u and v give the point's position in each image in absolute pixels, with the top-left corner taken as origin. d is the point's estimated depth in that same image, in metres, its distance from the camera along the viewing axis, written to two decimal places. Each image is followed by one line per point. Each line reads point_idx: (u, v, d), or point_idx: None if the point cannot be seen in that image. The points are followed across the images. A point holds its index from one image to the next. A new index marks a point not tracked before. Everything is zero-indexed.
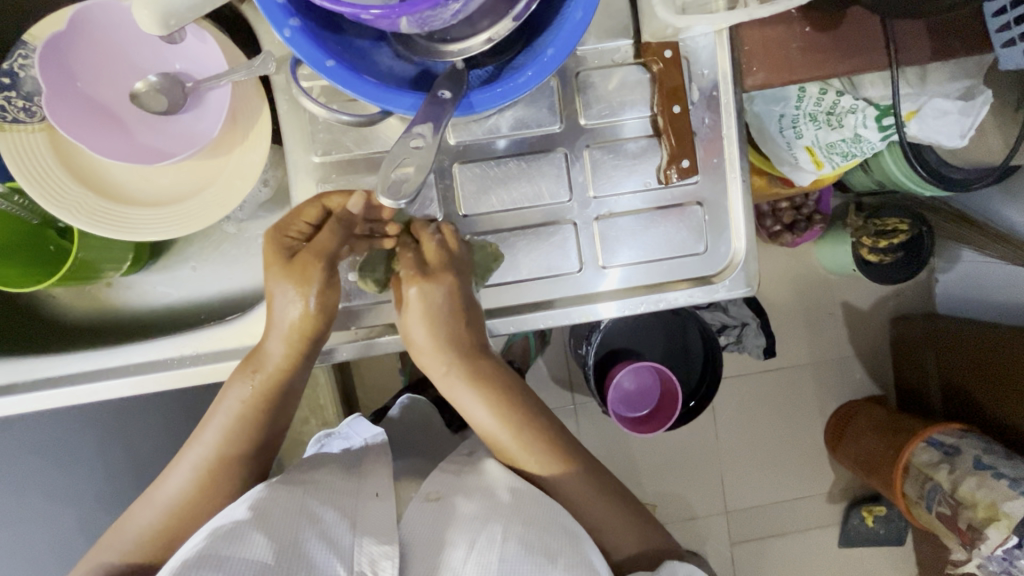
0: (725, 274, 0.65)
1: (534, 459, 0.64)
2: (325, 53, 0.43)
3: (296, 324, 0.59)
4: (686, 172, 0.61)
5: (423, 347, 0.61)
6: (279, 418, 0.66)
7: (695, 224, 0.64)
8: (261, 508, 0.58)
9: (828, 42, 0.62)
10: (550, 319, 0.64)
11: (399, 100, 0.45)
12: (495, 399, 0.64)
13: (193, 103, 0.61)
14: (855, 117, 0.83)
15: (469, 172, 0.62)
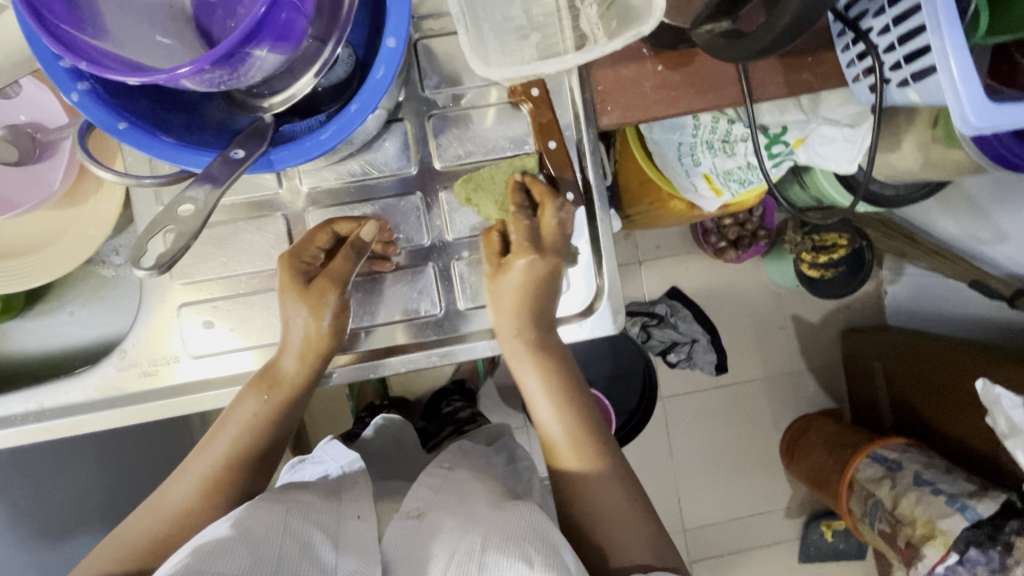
0: (588, 312, 0.65)
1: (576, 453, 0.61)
2: (117, 117, 0.43)
3: (305, 345, 0.58)
4: (572, 205, 0.63)
5: (509, 323, 0.61)
6: (284, 435, 0.64)
7: (556, 264, 0.64)
8: (245, 522, 0.55)
9: (682, 79, 0.62)
10: (410, 363, 0.63)
11: (199, 160, 0.44)
12: (559, 375, 0.63)
13: (48, 152, 0.60)
14: (745, 144, 0.85)
15: (325, 217, 0.61)
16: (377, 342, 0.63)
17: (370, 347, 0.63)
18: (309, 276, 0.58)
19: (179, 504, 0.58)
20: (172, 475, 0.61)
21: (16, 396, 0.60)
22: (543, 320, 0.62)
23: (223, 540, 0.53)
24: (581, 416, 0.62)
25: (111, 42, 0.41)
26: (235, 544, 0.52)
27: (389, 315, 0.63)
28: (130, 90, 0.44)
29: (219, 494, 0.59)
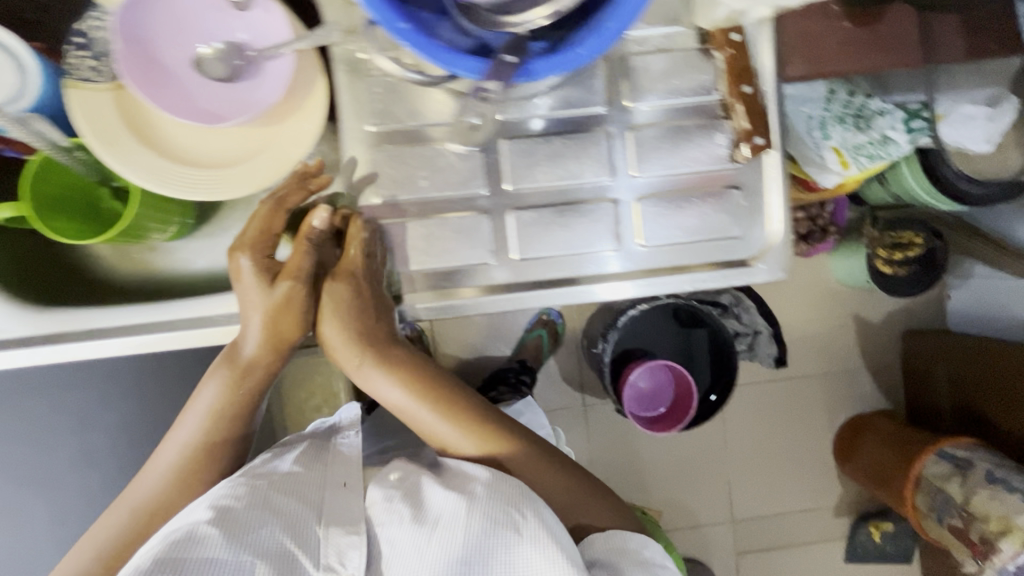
0: (762, 257, 0.66)
1: (461, 431, 0.72)
2: (398, 16, 0.45)
3: (342, 333, 0.70)
4: (759, 149, 0.62)
5: (334, 334, 0.70)
6: (256, 410, 0.74)
7: (732, 208, 0.64)
8: (222, 505, 0.63)
9: (868, 37, 0.64)
10: (586, 294, 0.65)
11: (463, 63, 0.46)
12: (393, 367, 0.72)
13: (251, 73, 0.62)
14: (884, 118, 0.87)
15: (516, 148, 0.63)
16: (549, 271, 0.64)
17: (546, 276, 0.64)
18: (259, 263, 0.66)
19: (168, 471, 0.70)
20: (142, 467, 0.72)
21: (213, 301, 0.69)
22: (346, 304, 0.68)
23: (198, 524, 0.61)
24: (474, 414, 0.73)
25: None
26: (209, 528, 0.60)
27: (565, 248, 0.64)
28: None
29: (200, 462, 0.71)
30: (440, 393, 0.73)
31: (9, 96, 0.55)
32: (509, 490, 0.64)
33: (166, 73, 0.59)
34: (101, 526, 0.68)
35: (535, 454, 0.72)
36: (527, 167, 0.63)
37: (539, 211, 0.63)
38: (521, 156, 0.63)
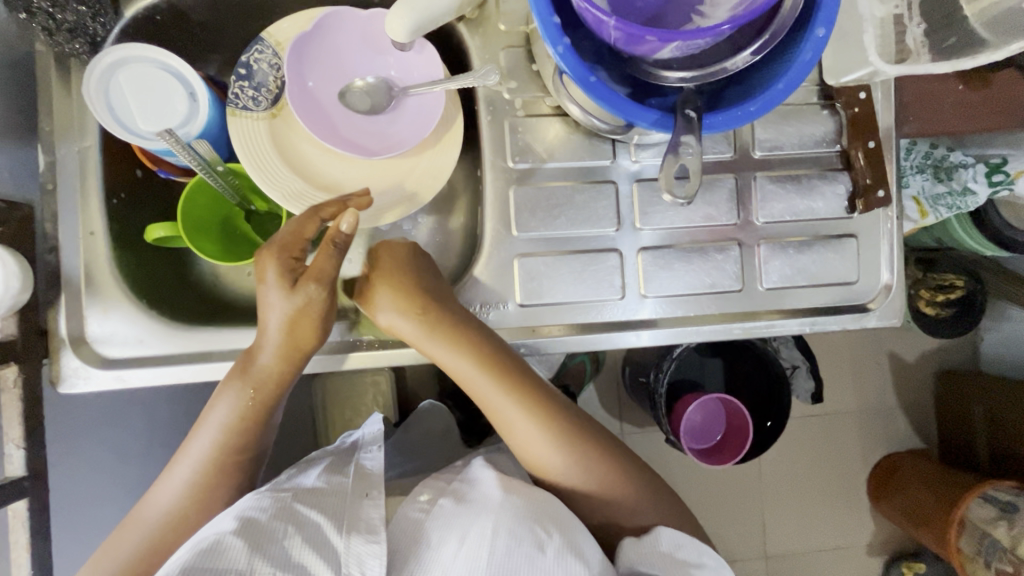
0: (878, 302, 0.67)
1: (525, 428, 0.64)
2: (589, 70, 0.48)
3: (419, 324, 0.62)
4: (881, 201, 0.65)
5: (415, 331, 0.63)
6: (269, 432, 0.65)
7: (850, 255, 0.67)
8: (247, 517, 0.55)
9: (981, 97, 0.66)
10: (707, 333, 0.67)
11: (642, 115, 0.49)
12: (459, 343, 0.62)
13: (393, 108, 0.65)
14: (966, 171, 0.89)
15: (647, 191, 0.65)
16: (673, 309, 0.66)
17: (670, 315, 0.66)
18: (283, 268, 0.59)
19: (187, 488, 0.61)
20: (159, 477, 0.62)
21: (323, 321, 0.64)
22: (434, 301, 0.63)
23: (223, 535, 0.53)
24: (523, 407, 0.64)
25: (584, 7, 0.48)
26: (232, 538, 0.53)
27: (690, 287, 0.66)
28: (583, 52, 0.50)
29: (218, 481, 0.61)
30: (515, 381, 0.63)
31: (182, 120, 0.57)
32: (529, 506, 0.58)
33: (321, 105, 0.63)
34: (114, 547, 0.59)
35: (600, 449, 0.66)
36: (655, 207, 0.65)
37: (664, 250, 0.65)
38: (650, 198, 0.65)
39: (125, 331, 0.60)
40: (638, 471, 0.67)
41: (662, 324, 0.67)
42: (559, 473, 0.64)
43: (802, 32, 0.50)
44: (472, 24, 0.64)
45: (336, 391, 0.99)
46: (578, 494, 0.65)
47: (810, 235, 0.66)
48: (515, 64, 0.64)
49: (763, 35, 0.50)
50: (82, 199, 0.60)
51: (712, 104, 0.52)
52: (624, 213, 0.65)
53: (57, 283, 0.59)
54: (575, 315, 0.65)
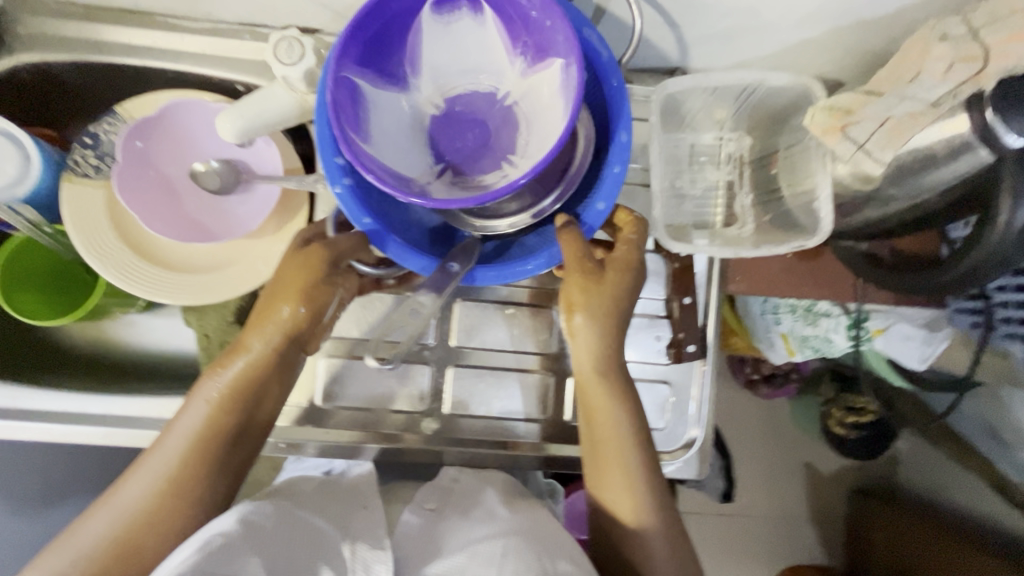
0: (679, 454, 0.68)
1: (615, 472, 0.55)
2: (364, 212, 0.52)
3: (598, 358, 0.54)
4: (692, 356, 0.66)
5: (603, 341, 0.53)
6: (242, 448, 0.51)
7: (659, 402, 0.68)
8: (251, 520, 0.47)
9: (804, 270, 0.70)
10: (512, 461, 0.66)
11: (416, 259, 0.54)
12: (609, 359, 0.54)
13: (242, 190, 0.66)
14: (829, 320, 0.90)
15: (469, 309, 0.69)
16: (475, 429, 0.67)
17: None
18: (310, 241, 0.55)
19: (141, 498, 0.46)
20: (88, 508, 0.46)
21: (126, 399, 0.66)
22: (619, 319, 0.54)
23: (233, 540, 0.45)
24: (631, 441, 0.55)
25: (375, 150, 0.50)
26: (247, 551, 0.45)
27: (491, 410, 0.69)
28: (377, 190, 0.54)
29: (187, 476, 0.48)
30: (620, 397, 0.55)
31: (5, 184, 0.58)
32: (541, 533, 0.53)
33: (162, 181, 0.64)
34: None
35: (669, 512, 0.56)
36: (473, 326, 0.69)
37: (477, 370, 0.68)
38: (472, 316, 0.69)
39: None
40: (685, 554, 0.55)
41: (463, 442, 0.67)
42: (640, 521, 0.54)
43: (588, 198, 0.55)
44: None
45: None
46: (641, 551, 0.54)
47: None
48: None
49: (553, 193, 0.54)
50: None
51: (496, 252, 0.57)
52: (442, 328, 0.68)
53: None
54: (378, 417, 0.68)
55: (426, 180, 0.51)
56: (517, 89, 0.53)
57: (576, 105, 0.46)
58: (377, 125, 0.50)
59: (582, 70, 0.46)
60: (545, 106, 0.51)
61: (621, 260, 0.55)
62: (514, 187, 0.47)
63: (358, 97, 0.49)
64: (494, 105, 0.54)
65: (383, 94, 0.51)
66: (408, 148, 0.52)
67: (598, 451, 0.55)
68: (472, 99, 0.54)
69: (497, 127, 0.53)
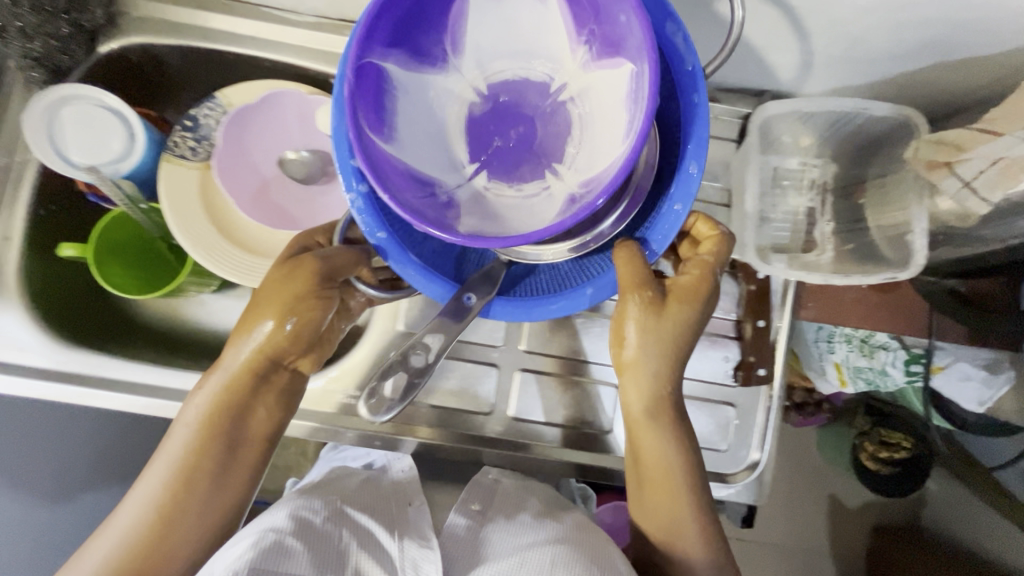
0: (739, 477, 0.67)
1: (655, 505, 0.54)
2: (380, 226, 0.49)
3: (648, 399, 0.51)
4: (762, 379, 0.65)
5: (657, 377, 0.50)
6: (235, 467, 0.51)
7: (723, 423, 0.67)
8: (301, 518, 0.50)
9: (878, 300, 0.70)
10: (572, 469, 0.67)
11: (428, 283, 0.50)
12: (657, 395, 0.51)
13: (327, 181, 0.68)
14: (886, 354, 0.88)
15: (540, 316, 0.70)
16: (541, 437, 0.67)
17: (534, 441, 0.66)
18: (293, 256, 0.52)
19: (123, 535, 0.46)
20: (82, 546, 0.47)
21: None
22: (676, 353, 0.50)
23: (281, 534, 0.47)
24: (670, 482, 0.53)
25: (398, 148, 0.45)
26: (297, 545, 0.47)
27: (557, 417, 0.68)
28: None
29: (188, 497, 0.48)
30: (664, 439, 0.53)
31: (113, 159, 0.61)
32: (597, 548, 0.51)
33: (253, 168, 0.66)
34: None
35: (718, 526, 0.55)
36: (543, 334, 0.69)
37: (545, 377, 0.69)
38: (542, 323, 0.70)
39: (14, 337, 0.62)
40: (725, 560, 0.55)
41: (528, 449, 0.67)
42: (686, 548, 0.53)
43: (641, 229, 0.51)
44: None
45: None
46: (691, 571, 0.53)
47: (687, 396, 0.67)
48: None
49: (613, 213, 0.49)
50: (10, 207, 0.64)
51: (527, 274, 0.53)
52: (512, 332, 0.69)
53: None
54: (443, 418, 0.67)
55: (457, 184, 0.46)
56: (575, 83, 0.48)
57: (647, 118, 0.41)
58: (404, 118, 0.46)
59: (656, 80, 0.41)
60: (608, 111, 0.46)
61: (690, 292, 0.50)
62: (589, 210, 0.41)
63: (384, 84, 0.45)
64: (545, 97, 0.48)
65: (409, 81, 0.47)
66: (432, 150, 0.47)
67: (644, 486, 0.55)
68: (521, 89, 0.48)
69: (544, 126, 0.48)
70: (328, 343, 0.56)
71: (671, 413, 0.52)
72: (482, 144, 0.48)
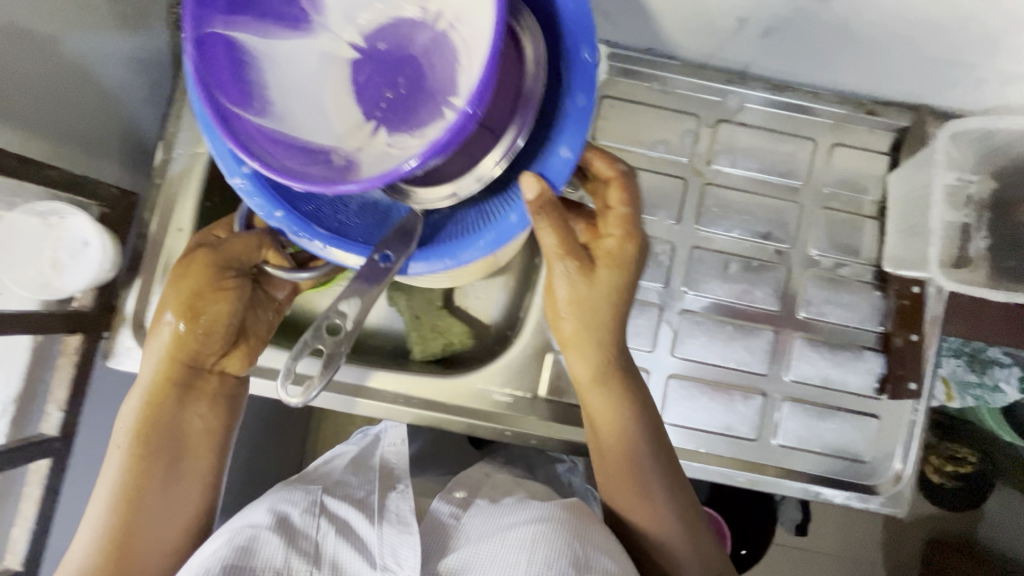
0: (884, 488, 0.68)
1: (610, 481, 0.60)
2: (276, 205, 0.48)
3: (594, 368, 0.57)
4: (912, 393, 0.66)
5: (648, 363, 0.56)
6: (178, 454, 0.56)
7: (868, 434, 0.68)
8: (284, 514, 0.54)
9: None
10: (724, 476, 0.67)
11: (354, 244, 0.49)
12: (602, 364, 0.57)
13: None
14: (1003, 372, 0.81)
15: (690, 322, 0.68)
16: (692, 442, 0.67)
17: (681, 445, 0.67)
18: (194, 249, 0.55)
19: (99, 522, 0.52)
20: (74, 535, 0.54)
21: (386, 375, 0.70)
22: (609, 320, 0.55)
23: (259, 529, 0.52)
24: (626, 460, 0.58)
25: (273, 119, 0.42)
26: (269, 535, 0.51)
27: (704, 423, 0.68)
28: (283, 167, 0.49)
29: (142, 504, 0.53)
30: (616, 400, 0.58)
31: None
32: (580, 524, 0.54)
33: None
34: None
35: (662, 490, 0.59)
36: (699, 343, 0.68)
37: (697, 384, 0.68)
38: (695, 331, 0.68)
39: None
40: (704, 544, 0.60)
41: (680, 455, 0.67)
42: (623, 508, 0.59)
43: (551, 142, 0.48)
44: None
45: (342, 417, 1.01)
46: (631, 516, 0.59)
47: (832, 405, 0.68)
48: None
49: (512, 126, 0.46)
50: (182, 198, 0.65)
51: (447, 221, 0.50)
52: (665, 338, 0.68)
53: (138, 267, 0.64)
54: None
55: (356, 146, 0.43)
56: (449, 10, 0.43)
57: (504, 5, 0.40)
58: (275, 84, 0.43)
59: None
60: (478, 29, 0.42)
61: (624, 257, 0.53)
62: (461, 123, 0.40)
63: (244, 57, 0.43)
64: (418, 30, 0.44)
65: (280, 44, 0.43)
66: (322, 105, 0.43)
67: (607, 468, 0.60)
68: (399, 33, 0.45)
69: (431, 58, 0.44)
70: (255, 342, 0.59)
71: (609, 376, 0.58)
72: (373, 97, 0.44)
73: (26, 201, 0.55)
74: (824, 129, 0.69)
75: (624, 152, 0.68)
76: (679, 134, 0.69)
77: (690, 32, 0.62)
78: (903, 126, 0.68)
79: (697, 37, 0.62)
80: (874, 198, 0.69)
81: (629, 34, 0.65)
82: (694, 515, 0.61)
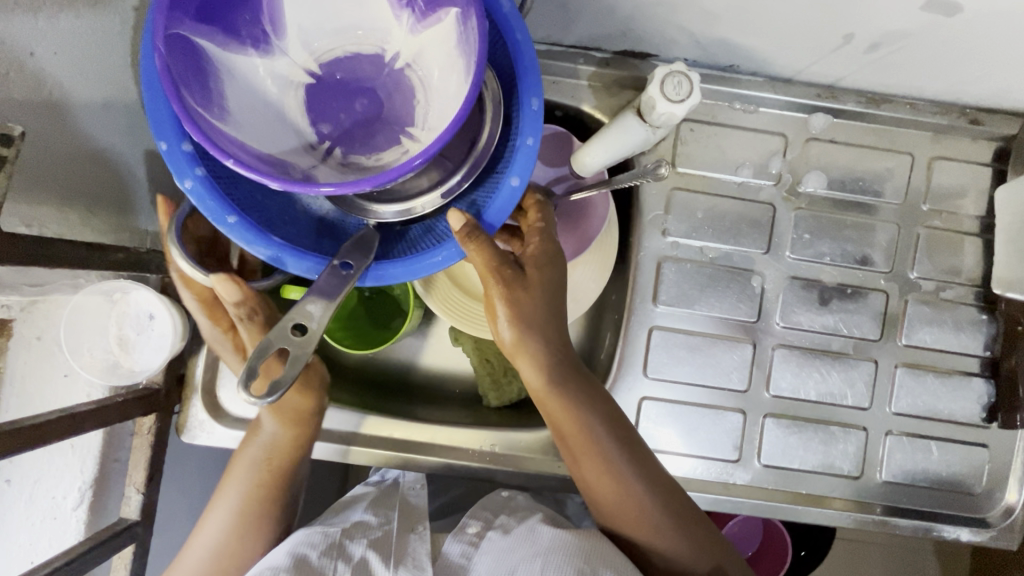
0: (997, 521, 0.64)
1: (589, 476, 0.55)
2: (229, 210, 0.45)
3: (546, 365, 0.52)
4: None
5: (535, 347, 0.51)
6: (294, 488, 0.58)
7: (976, 465, 0.65)
8: (301, 556, 0.52)
9: None
10: (827, 517, 0.64)
11: (300, 259, 0.46)
12: (556, 357, 0.52)
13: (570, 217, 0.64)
14: None
15: (785, 359, 0.64)
16: (793, 485, 0.64)
17: (781, 487, 0.64)
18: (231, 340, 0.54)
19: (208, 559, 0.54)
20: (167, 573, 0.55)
21: (466, 430, 0.67)
22: (557, 314, 0.52)
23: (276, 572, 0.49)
24: (591, 449, 0.54)
25: (235, 128, 0.41)
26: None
27: (805, 463, 0.64)
28: (241, 179, 0.46)
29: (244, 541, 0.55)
30: (570, 395, 0.53)
31: None
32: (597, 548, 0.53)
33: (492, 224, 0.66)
34: None
35: (655, 485, 0.55)
36: (797, 380, 0.64)
37: (795, 424, 0.64)
38: (791, 368, 0.64)
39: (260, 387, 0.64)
40: (702, 526, 0.56)
41: (781, 498, 0.64)
42: (624, 507, 0.55)
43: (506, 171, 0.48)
44: (646, 157, 0.64)
45: None
46: (630, 523, 0.55)
47: (939, 438, 0.64)
48: (681, 207, 0.64)
49: (462, 168, 0.48)
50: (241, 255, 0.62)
51: (398, 240, 0.50)
52: (759, 375, 0.64)
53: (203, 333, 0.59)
54: (687, 468, 0.63)
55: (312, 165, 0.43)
56: (408, 50, 0.46)
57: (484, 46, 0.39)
58: (237, 100, 0.42)
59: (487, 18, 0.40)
60: (444, 64, 0.44)
61: (542, 256, 0.51)
62: (406, 171, 0.38)
63: (203, 63, 0.40)
64: (381, 70, 0.46)
65: (243, 64, 0.43)
66: (278, 124, 0.44)
67: (580, 467, 0.55)
68: (359, 68, 0.46)
69: (392, 97, 0.46)
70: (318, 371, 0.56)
71: (571, 370, 0.53)
72: (328, 125, 0.46)
73: (90, 282, 0.56)
74: (922, 143, 0.64)
75: (707, 180, 0.64)
76: (766, 157, 0.64)
77: (786, 51, 0.57)
78: (1007, 135, 0.63)
79: (792, 55, 0.57)
80: (976, 213, 0.64)
81: (714, 54, 0.60)
82: (690, 501, 0.57)
